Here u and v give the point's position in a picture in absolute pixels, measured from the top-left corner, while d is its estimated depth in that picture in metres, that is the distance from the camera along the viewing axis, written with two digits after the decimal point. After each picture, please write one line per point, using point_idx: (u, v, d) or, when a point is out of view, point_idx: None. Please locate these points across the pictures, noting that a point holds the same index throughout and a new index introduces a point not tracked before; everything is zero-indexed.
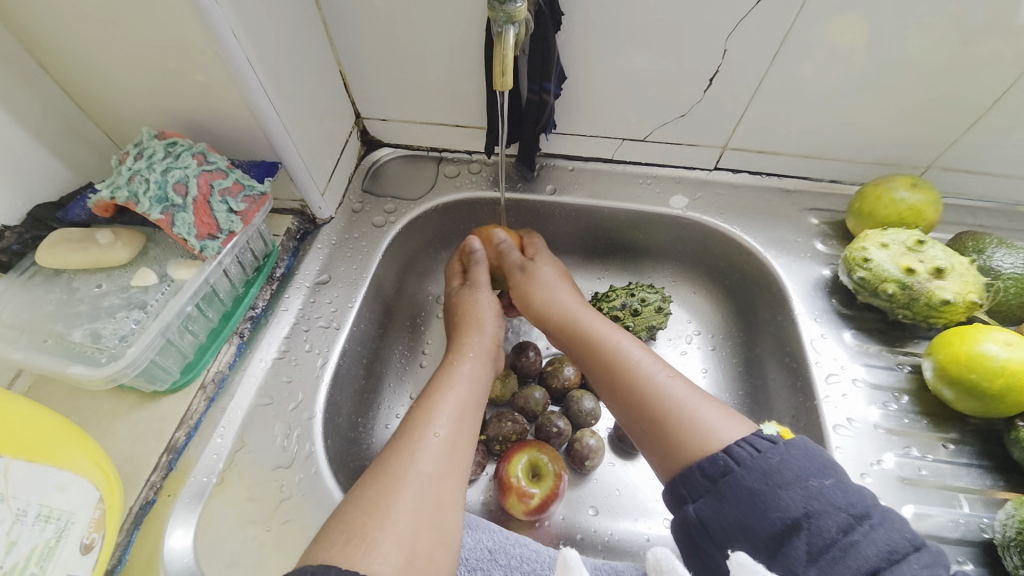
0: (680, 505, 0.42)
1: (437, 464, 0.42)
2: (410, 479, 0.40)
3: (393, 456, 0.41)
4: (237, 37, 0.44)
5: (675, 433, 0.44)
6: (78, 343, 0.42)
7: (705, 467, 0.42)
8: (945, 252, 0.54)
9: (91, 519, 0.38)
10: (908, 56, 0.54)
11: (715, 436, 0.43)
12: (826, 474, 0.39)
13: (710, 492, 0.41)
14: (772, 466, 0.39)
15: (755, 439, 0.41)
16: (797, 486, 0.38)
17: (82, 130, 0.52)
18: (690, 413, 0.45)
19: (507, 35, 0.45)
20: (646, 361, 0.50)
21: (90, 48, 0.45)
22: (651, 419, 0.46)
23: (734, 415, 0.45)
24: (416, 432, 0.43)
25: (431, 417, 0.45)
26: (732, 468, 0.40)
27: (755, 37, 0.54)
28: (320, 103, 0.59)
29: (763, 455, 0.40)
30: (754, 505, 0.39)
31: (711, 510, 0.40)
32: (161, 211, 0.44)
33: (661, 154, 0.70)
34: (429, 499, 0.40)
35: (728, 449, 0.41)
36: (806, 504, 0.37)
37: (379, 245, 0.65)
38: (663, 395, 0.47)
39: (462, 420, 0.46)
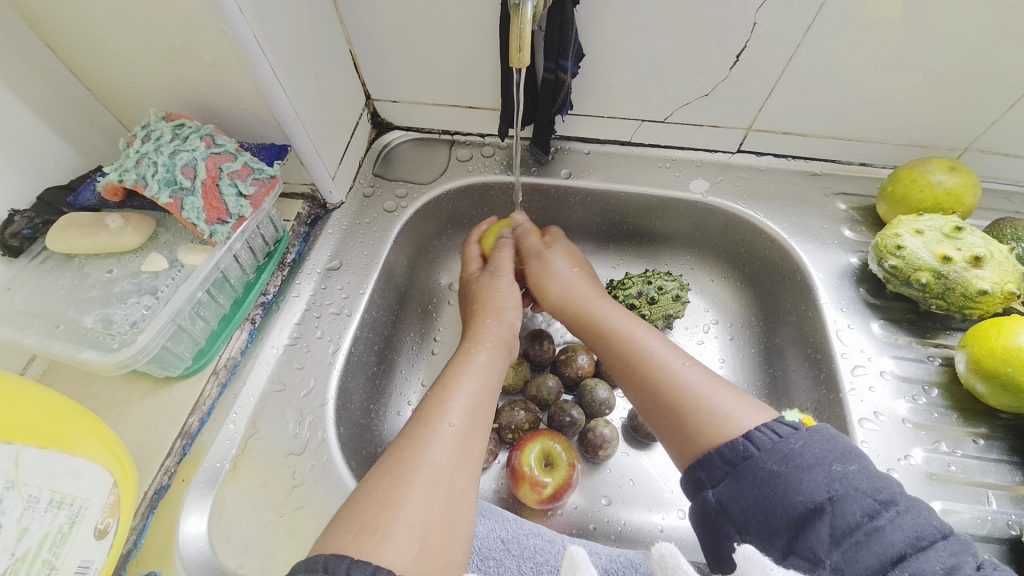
0: (699, 491, 0.40)
1: (450, 453, 0.41)
2: (425, 469, 0.39)
3: (407, 445, 0.41)
4: (243, 13, 0.42)
5: (693, 418, 0.42)
6: (90, 328, 0.42)
7: (724, 451, 0.39)
8: (984, 239, 0.51)
9: (105, 504, 0.38)
10: (953, 30, 0.50)
11: (734, 422, 0.40)
12: (850, 460, 0.36)
13: (730, 475, 0.38)
14: (794, 449, 0.37)
15: (777, 424, 0.39)
16: (820, 469, 0.36)
17: (90, 113, 0.51)
18: (708, 399, 0.43)
19: (524, 9, 0.43)
20: (661, 350, 0.48)
21: (96, 27, 0.44)
22: (667, 404, 0.45)
23: (755, 402, 0.43)
24: (430, 421, 0.42)
25: (447, 405, 0.44)
26: (752, 452, 0.38)
27: (786, 11, 0.51)
28: (329, 84, 0.57)
29: (785, 440, 0.38)
30: (774, 488, 0.36)
31: (730, 494, 0.38)
32: (169, 195, 0.43)
33: (681, 136, 0.67)
34: (442, 488, 0.39)
35: (749, 434, 0.39)
36: (829, 487, 0.35)
37: (390, 231, 0.64)
38: (678, 381, 0.45)
39: (476, 410, 0.45)
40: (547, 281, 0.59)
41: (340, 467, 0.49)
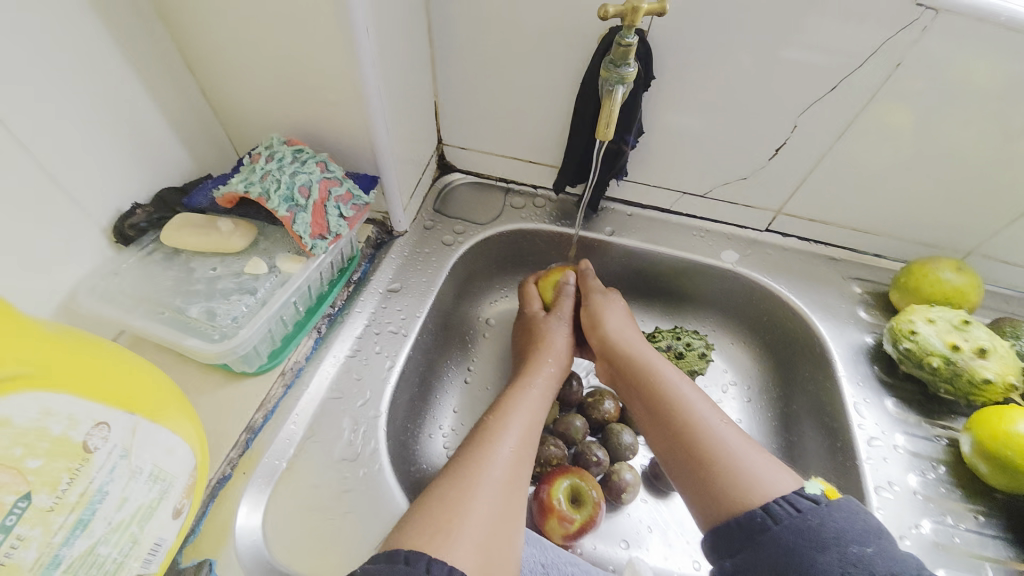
0: (719, 557, 0.45)
1: (506, 471, 0.44)
2: (487, 483, 0.42)
3: (468, 463, 0.44)
4: (373, 64, 0.50)
5: (721, 479, 0.47)
6: (194, 318, 0.46)
7: (742, 522, 0.44)
8: (989, 333, 0.57)
9: (186, 485, 0.41)
10: (962, 150, 0.59)
11: (760, 488, 0.45)
12: (868, 541, 0.40)
13: (748, 545, 0.43)
14: (811, 525, 0.41)
15: (796, 498, 0.43)
16: (835, 550, 0.39)
17: (208, 127, 0.58)
18: (738, 463, 0.47)
19: (615, 94, 0.48)
20: (701, 404, 0.52)
21: (240, 58, 0.51)
22: (701, 461, 0.49)
23: (780, 469, 0.47)
24: (491, 440, 0.46)
25: (506, 430, 0.48)
26: (769, 525, 0.42)
27: (823, 117, 0.59)
28: (415, 126, 0.64)
29: (802, 515, 0.42)
30: (791, 562, 0.40)
31: (746, 564, 0.42)
32: (287, 209, 0.47)
33: (716, 210, 0.75)
34: (501, 501, 0.42)
35: (768, 506, 0.43)
36: (843, 567, 0.39)
37: (447, 262, 0.70)
38: (712, 439, 0.49)
39: (527, 436, 0.49)
40: (603, 318, 0.63)
41: (388, 479, 0.51)
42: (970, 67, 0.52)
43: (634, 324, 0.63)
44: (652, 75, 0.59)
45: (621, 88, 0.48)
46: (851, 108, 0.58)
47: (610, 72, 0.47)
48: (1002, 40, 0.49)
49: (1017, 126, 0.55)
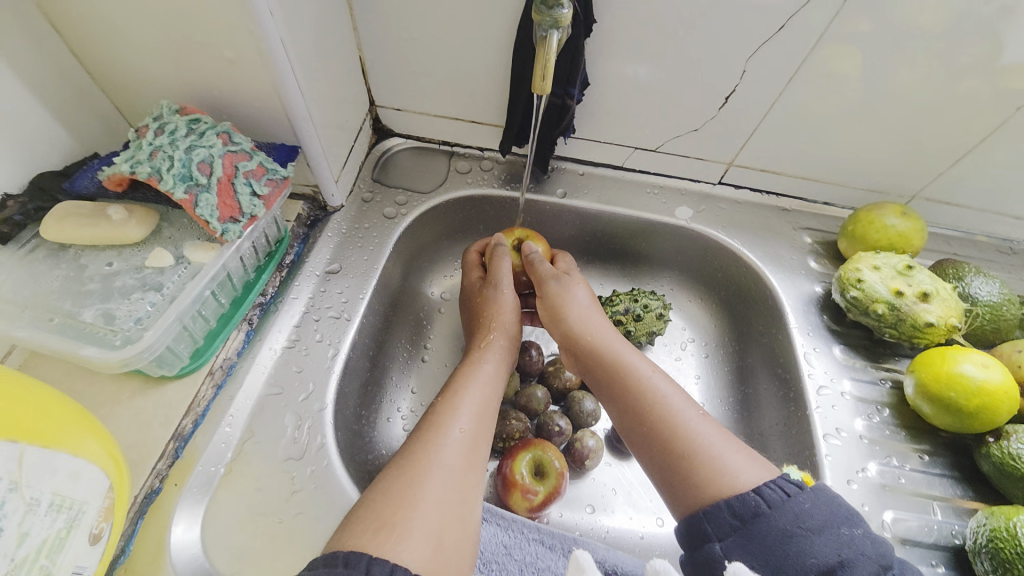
0: (703, 543, 0.41)
1: (460, 455, 0.42)
2: (437, 470, 0.40)
3: (418, 448, 0.42)
4: (273, 15, 0.43)
5: (702, 470, 0.44)
6: (89, 324, 0.40)
7: (734, 506, 0.41)
8: (931, 277, 0.57)
9: (102, 507, 0.37)
10: (907, 93, 0.58)
11: (742, 477, 0.43)
12: (855, 524, 0.39)
13: (739, 531, 0.40)
14: (804, 510, 0.39)
15: (784, 482, 0.41)
16: (830, 533, 0.39)
17: (89, 98, 0.49)
18: (716, 453, 0.44)
19: (551, 39, 0.44)
20: (671, 396, 0.50)
21: (110, 11, 0.43)
22: (678, 452, 0.46)
23: (757, 457, 0.45)
24: (442, 424, 0.44)
25: (458, 412, 0.46)
26: (763, 510, 0.40)
27: (773, 63, 0.57)
28: (339, 87, 0.57)
29: (794, 499, 0.40)
30: (788, 549, 0.38)
31: (739, 550, 0.40)
32: (184, 190, 0.42)
33: (669, 166, 0.72)
34: (455, 488, 0.40)
35: (759, 489, 0.41)
36: (840, 552, 0.38)
37: (390, 236, 0.65)
38: (687, 431, 0.46)
39: (483, 417, 0.47)
40: (565, 307, 0.58)
41: (340, 473, 0.48)
42: (913, 7, 0.50)
43: (597, 311, 0.59)
44: (593, 19, 0.55)
45: (557, 33, 0.44)
46: (800, 52, 0.55)
47: (542, 15, 0.43)
48: None
49: (962, 65, 0.54)
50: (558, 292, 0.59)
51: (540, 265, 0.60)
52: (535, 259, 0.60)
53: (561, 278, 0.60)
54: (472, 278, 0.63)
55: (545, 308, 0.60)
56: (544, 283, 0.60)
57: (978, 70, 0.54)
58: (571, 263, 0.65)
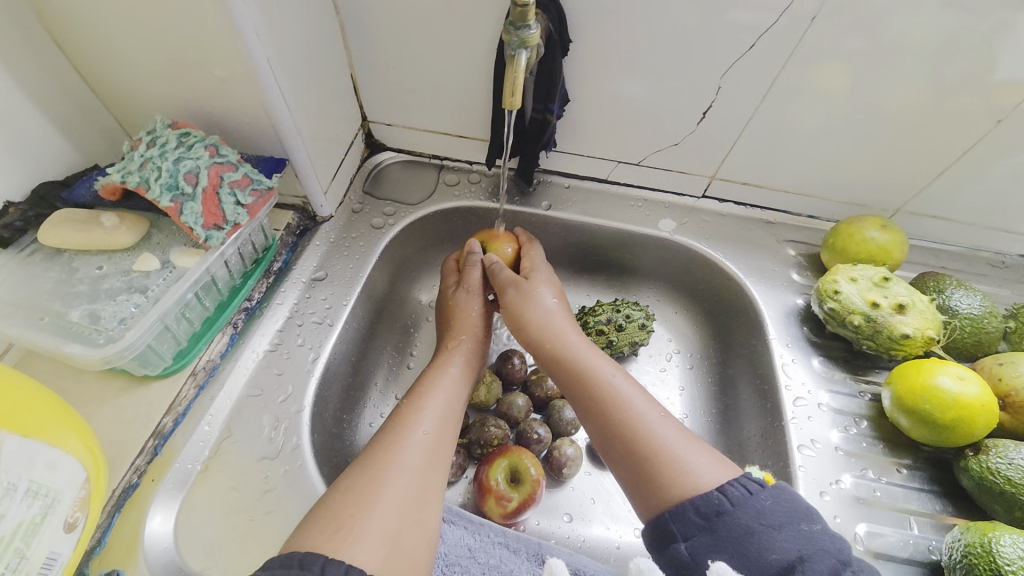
0: (669, 544, 0.41)
1: (420, 459, 0.43)
2: (396, 473, 0.41)
3: (379, 451, 0.43)
4: (259, 36, 0.46)
5: (665, 471, 0.44)
6: (76, 323, 0.42)
7: (699, 505, 0.41)
8: (908, 289, 0.57)
9: (76, 498, 0.38)
10: (882, 108, 0.59)
11: (705, 478, 0.42)
12: (813, 520, 0.39)
13: (704, 530, 0.40)
14: (765, 506, 0.39)
15: (746, 480, 0.41)
16: (790, 528, 0.38)
17: (93, 113, 0.53)
18: (680, 454, 0.44)
19: (518, 59, 0.46)
20: (634, 397, 0.49)
21: (112, 33, 0.46)
22: (641, 454, 0.45)
23: (721, 458, 0.45)
24: (404, 428, 0.45)
25: (419, 416, 0.47)
26: (727, 507, 0.40)
27: (747, 79, 0.58)
28: (329, 104, 0.60)
29: (755, 496, 0.40)
30: (751, 545, 0.38)
31: (704, 549, 0.39)
32: (170, 199, 0.44)
33: (652, 179, 0.73)
34: (413, 491, 0.41)
35: (722, 488, 0.41)
36: (800, 546, 0.37)
37: (376, 246, 0.67)
38: (650, 432, 0.46)
39: (445, 422, 0.48)
40: (525, 311, 0.58)
41: (311, 474, 0.50)
42: (905, 22, 0.51)
43: (564, 312, 0.59)
44: (569, 39, 0.57)
45: (524, 53, 0.46)
46: (773, 68, 0.57)
47: (511, 35, 0.45)
48: None
49: (933, 80, 0.55)
50: (520, 297, 0.59)
51: (501, 271, 0.60)
52: (495, 268, 0.60)
53: (520, 284, 0.60)
54: (449, 283, 0.64)
55: (506, 316, 0.60)
56: (505, 291, 0.60)
57: (973, 86, 0.55)
58: (537, 259, 0.64)
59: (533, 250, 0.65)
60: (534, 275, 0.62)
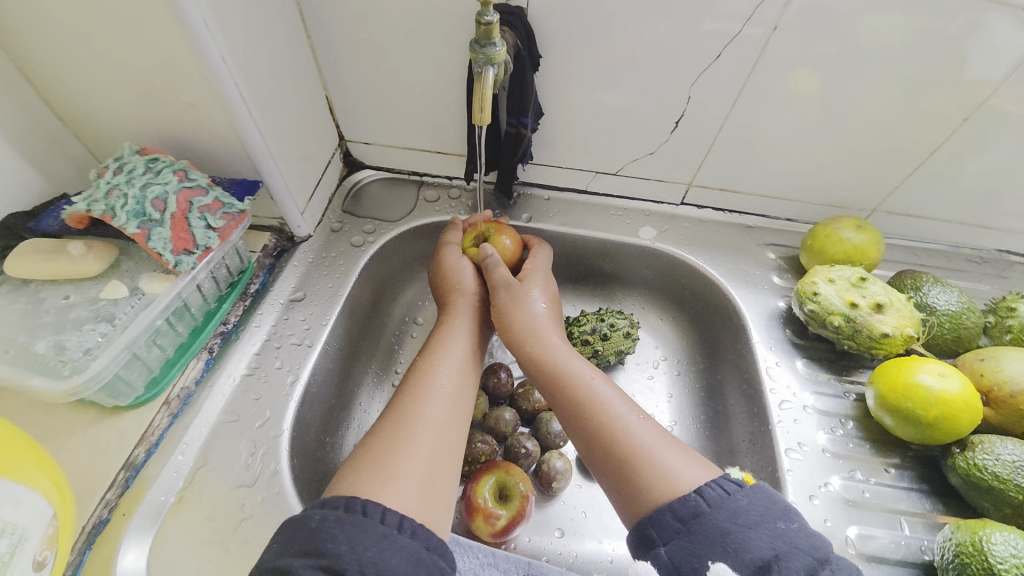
0: (650, 549, 0.40)
1: (417, 473, 0.42)
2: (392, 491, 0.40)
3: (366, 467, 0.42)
4: (225, 61, 0.46)
5: (645, 474, 0.43)
6: (41, 354, 0.42)
7: (675, 509, 0.40)
8: (885, 288, 0.58)
9: (45, 536, 0.37)
10: (848, 110, 0.60)
11: (685, 479, 0.42)
12: (791, 517, 0.38)
13: (682, 533, 0.39)
14: (740, 506, 0.38)
15: (723, 481, 0.41)
16: (766, 527, 0.37)
17: (63, 143, 0.52)
18: (659, 456, 0.44)
19: (485, 75, 0.46)
20: (615, 401, 0.49)
21: (77, 63, 0.46)
22: (621, 458, 0.45)
23: (700, 459, 0.44)
24: (396, 441, 0.44)
25: (410, 424, 0.45)
26: (702, 509, 0.39)
27: (715, 87, 0.59)
28: (302, 125, 0.60)
29: (731, 496, 0.39)
30: (725, 546, 0.37)
31: (682, 553, 0.38)
32: (138, 225, 0.44)
33: (630, 188, 0.74)
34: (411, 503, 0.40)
35: (700, 490, 0.40)
36: (775, 545, 0.36)
37: (356, 264, 0.66)
38: (630, 435, 0.46)
39: (443, 432, 0.46)
40: (512, 312, 0.56)
41: (291, 500, 0.49)
42: (875, 26, 0.52)
43: (552, 316, 0.58)
44: (539, 53, 0.58)
45: (491, 69, 0.46)
46: (739, 75, 0.58)
47: (477, 53, 0.45)
48: None
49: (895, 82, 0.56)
50: (509, 300, 0.57)
51: (499, 269, 0.59)
52: (491, 263, 0.59)
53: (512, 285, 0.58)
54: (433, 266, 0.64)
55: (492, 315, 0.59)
56: (496, 292, 0.59)
57: (946, 87, 0.56)
58: (539, 263, 0.63)
59: (539, 253, 0.64)
60: (527, 277, 0.60)
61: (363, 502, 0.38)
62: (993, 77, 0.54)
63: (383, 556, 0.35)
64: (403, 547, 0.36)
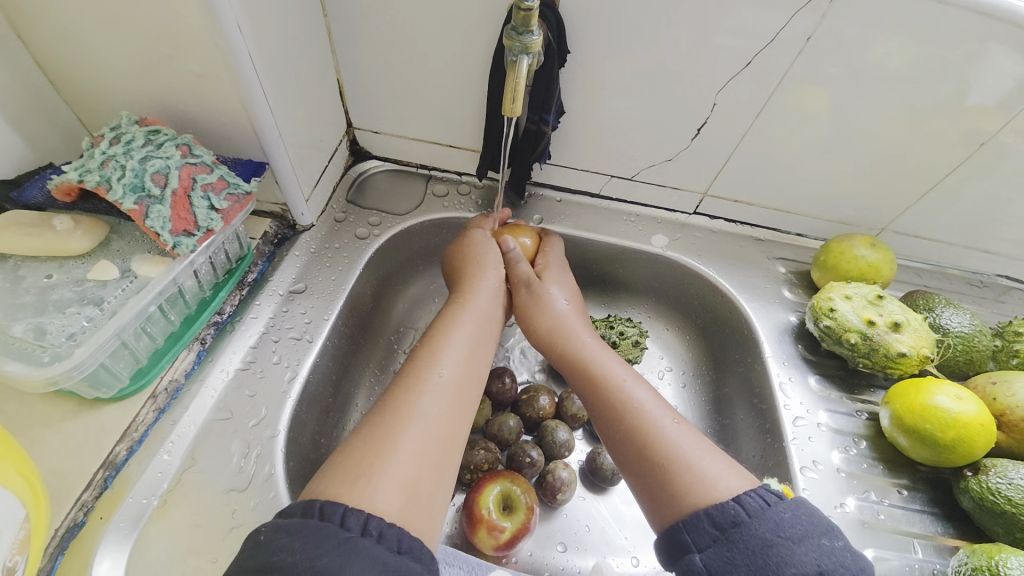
0: (684, 555, 0.39)
1: (417, 453, 0.41)
2: (390, 472, 0.39)
3: (372, 444, 0.40)
4: (241, 31, 0.42)
5: (679, 477, 0.42)
6: (18, 339, 0.38)
7: (714, 515, 0.39)
8: (901, 307, 0.58)
9: (15, 540, 0.33)
10: (871, 129, 0.59)
11: (723, 486, 0.40)
12: (835, 536, 0.37)
13: (719, 541, 0.37)
14: (783, 518, 0.37)
15: (763, 491, 0.39)
16: (811, 543, 0.36)
17: (51, 110, 0.48)
18: (696, 461, 0.43)
19: (520, 64, 0.45)
20: (647, 401, 0.48)
21: (75, 22, 0.42)
22: (654, 458, 0.44)
23: (739, 470, 0.43)
24: (400, 419, 0.42)
25: (420, 401, 0.44)
26: (742, 518, 0.38)
27: (741, 97, 0.58)
28: (312, 108, 0.57)
29: (772, 507, 0.38)
30: (767, 558, 0.36)
31: (719, 560, 0.37)
32: (134, 201, 0.40)
33: (644, 194, 0.72)
34: (406, 486, 0.39)
35: (739, 498, 0.39)
36: (820, 561, 0.35)
37: (360, 258, 0.63)
38: (665, 437, 0.45)
39: (451, 412, 0.45)
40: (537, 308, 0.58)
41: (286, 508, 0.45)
42: (880, 50, 0.52)
43: (577, 313, 0.58)
44: (567, 49, 0.56)
45: (526, 58, 0.45)
46: (767, 86, 0.57)
47: (512, 41, 0.44)
48: (910, 11, 0.49)
49: (920, 103, 0.56)
50: (531, 299, 0.59)
51: (522, 265, 0.59)
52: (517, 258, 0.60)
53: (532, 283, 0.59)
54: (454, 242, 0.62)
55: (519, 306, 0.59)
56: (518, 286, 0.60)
57: (958, 110, 0.56)
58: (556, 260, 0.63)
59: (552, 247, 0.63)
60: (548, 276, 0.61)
61: (322, 505, 0.36)
62: (999, 102, 0.55)
63: (341, 560, 0.32)
64: (365, 551, 0.33)
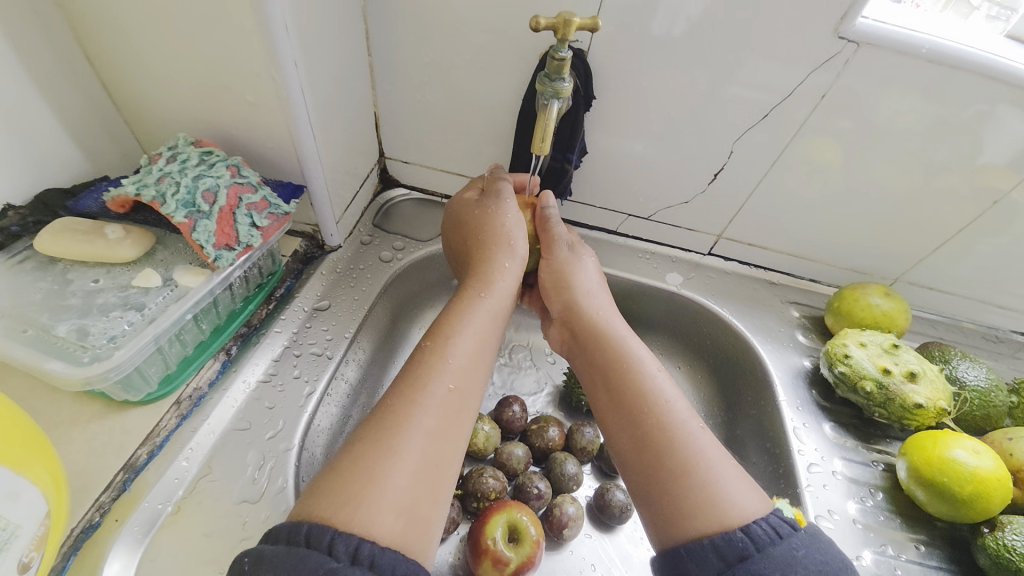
0: None
1: (416, 460, 0.38)
2: (391, 477, 0.37)
3: (370, 447, 0.38)
4: (296, 67, 0.46)
5: (702, 493, 0.41)
6: (62, 338, 0.40)
7: (720, 547, 0.38)
8: (917, 357, 0.58)
9: (35, 535, 0.34)
10: (884, 181, 0.61)
11: (741, 513, 0.39)
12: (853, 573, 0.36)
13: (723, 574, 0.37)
14: (798, 556, 0.36)
15: (777, 522, 0.38)
16: None
17: (113, 128, 0.52)
18: (722, 482, 0.41)
19: (551, 108, 0.48)
20: (676, 403, 0.47)
21: (146, 52, 0.46)
22: (676, 469, 0.42)
23: (757, 490, 0.42)
24: (398, 422, 0.39)
25: (421, 403, 0.41)
26: (749, 552, 0.37)
27: (757, 146, 0.61)
28: (350, 137, 0.61)
29: (786, 541, 0.37)
30: None
31: None
32: (185, 215, 0.43)
33: (660, 233, 0.74)
34: (407, 496, 0.37)
35: (747, 527, 0.38)
36: None
37: (383, 280, 0.65)
38: (691, 447, 0.43)
39: (452, 414, 0.42)
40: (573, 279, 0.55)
41: None
42: (892, 108, 0.55)
43: (604, 293, 0.56)
44: (593, 94, 0.59)
45: (557, 102, 0.48)
46: (782, 138, 0.59)
47: (545, 86, 0.47)
48: (920, 74, 0.52)
49: (931, 160, 0.58)
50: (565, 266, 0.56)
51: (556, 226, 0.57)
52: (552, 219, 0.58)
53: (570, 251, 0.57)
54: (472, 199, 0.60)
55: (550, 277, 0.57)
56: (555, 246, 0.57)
57: (969, 168, 0.58)
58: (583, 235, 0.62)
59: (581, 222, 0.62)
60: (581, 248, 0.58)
61: (307, 529, 0.33)
62: (1009, 163, 0.57)
63: None
64: None
